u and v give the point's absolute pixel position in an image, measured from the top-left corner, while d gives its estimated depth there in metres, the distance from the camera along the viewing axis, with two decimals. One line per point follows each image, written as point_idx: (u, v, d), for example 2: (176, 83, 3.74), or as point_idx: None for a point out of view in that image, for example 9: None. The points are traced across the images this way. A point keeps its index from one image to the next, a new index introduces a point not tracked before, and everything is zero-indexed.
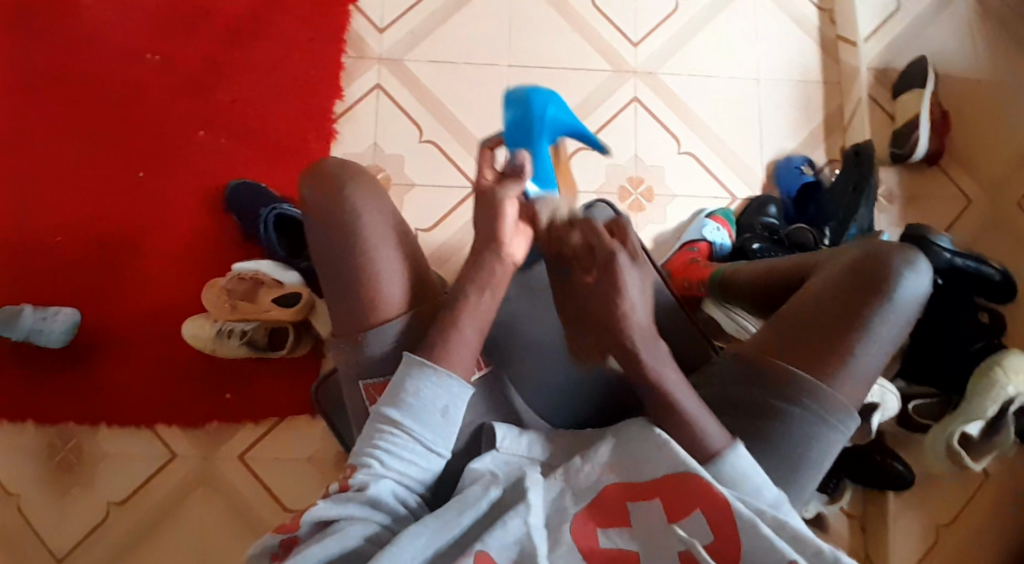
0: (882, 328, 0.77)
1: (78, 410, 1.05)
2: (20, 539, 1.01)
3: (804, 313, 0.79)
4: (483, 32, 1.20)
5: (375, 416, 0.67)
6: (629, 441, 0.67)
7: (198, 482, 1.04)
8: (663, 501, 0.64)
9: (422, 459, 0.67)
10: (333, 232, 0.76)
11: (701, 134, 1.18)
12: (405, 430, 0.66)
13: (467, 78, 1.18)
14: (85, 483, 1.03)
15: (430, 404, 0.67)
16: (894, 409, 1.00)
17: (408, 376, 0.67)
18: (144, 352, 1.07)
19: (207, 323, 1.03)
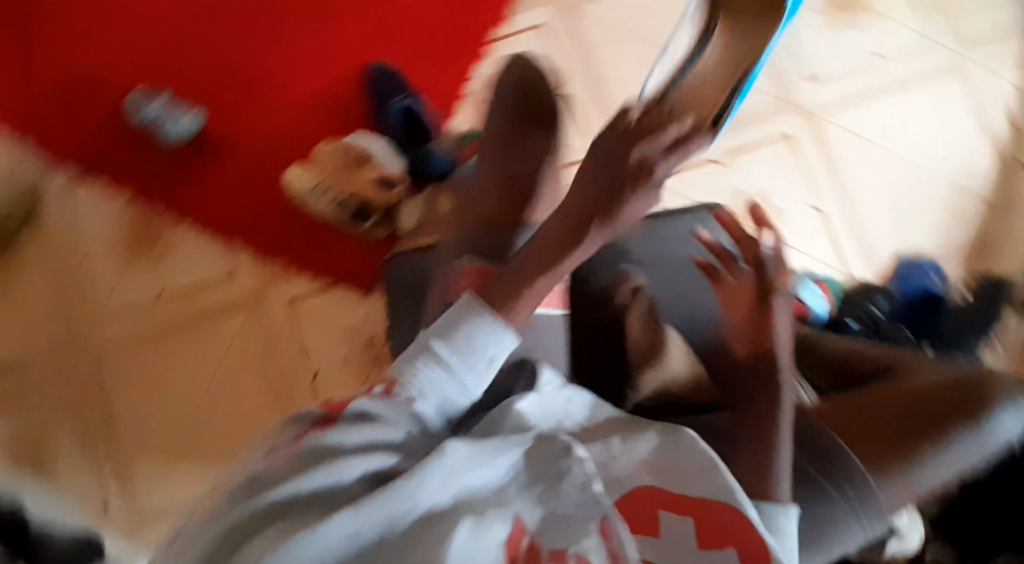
0: (955, 455, 0.73)
1: (168, 202, 1.10)
2: (74, 288, 1.07)
3: (886, 403, 0.76)
4: (660, 20, 1.21)
5: (422, 344, 0.57)
6: (689, 446, 0.57)
7: (241, 308, 1.08)
8: (697, 528, 0.53)
9: (462, 401, 0.57)
10: (505, 139, 0.83)
11: (838, 197, 1.14)
12: (449, 372, 0.56)
13: (630, 54, 1.19)
14: (147, 267, 1.09)
15: (481, 349, 0.57)
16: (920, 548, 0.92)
17: (471, 318, 0.58)
18: (244, 175, 1.11)
19: (306, 175, 1.08)
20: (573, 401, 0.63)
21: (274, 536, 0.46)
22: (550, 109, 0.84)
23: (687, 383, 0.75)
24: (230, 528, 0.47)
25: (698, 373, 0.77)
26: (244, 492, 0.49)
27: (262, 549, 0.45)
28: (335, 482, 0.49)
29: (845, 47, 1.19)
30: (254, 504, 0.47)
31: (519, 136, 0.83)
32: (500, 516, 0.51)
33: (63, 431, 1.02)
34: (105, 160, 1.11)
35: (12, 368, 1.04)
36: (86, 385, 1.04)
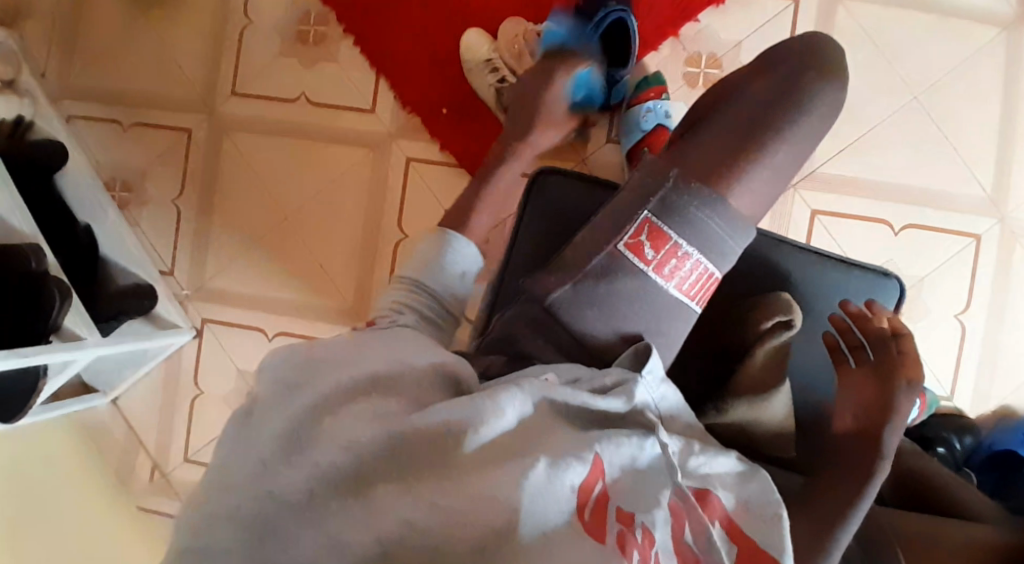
0: None
1: (344, 10, 1.04)
2: (226, 54, 1.05)
3: (965, 547, 0.69)
4: (931, 48, 1.02)
5: (397, 280, 0.76)
6: (751, 484, 0.60)
7: (367, 144, 1.04)
8: (736, 555, 0.55)
9: (438, 310, 0.75)
10: (752, 100, 0.71)
11: (991, 324, 1.04)
12: (421, 285, 0.75)
13: (872, 71, 1.02)
14: (299, 64, 1.05)
15: (450, 265, 0.77)
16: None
17: (426, 245, 0.78)
18: (426, 16, 1.03)
19: (486, 44, 1.00)
20: (665, 398, 0.64)
21: (372, 412, 0.50)
22: (823, 88, 0.71)
23: (771, 435, 0.75)
24: (316, 401, 0.50)
25: (783, 426, 0.75)
26: (321, 373, 0.52)
27: (358, 418, 0.49)
28: (403, 369, 0.55)
29: None
30: (348, 379, 0.52)
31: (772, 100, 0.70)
32: (583, 457, 0.51)
33: (157, 184, 1.03)
34: None
35: (142, 106, 1.05)
36: (201, 152, 1.04)
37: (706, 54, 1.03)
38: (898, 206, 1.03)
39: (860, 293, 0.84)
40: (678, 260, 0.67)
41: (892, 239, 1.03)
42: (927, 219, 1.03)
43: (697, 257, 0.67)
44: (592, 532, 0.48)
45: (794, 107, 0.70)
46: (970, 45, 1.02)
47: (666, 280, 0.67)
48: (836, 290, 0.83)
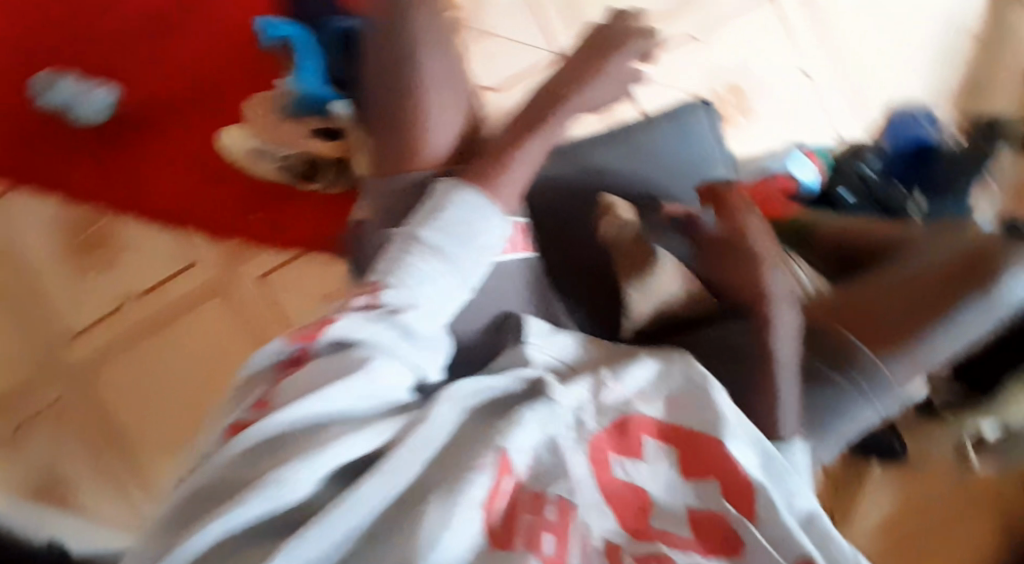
0: (961, 321, 0.76)
1: (107, 197, 1.01)
2: (37, 313, 1.00)
3: (893, 293, 0.78)
4: None
5: (407, 235, 0.61)
6: (676, 370, 0.65)
7: (213, 293, 1.03)
8: (678, 454, 0.59)
9: (452, 284, 0.60)
10: (383, 81, 0.70)
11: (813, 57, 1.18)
12: (441, 252, 0.60)
13: None
14: (101, 271, 1.02)
15: (470, 230, 0.62)
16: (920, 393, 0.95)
17: (445, 194, 0.63)
18: (181, 148, 1.04)
19: (245, 136, 1.00)
20: (564, 349, 0.67)
21: None
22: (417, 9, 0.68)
23: (687, 302, 0.77)
24: None
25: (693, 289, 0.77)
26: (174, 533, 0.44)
27: None
28: (274, 510, 0.44)
29: None
30: (184, 488, 0.46)
31: (394, 59, 0.69)
32: (479, 467, 0.50)
33: (72, 462, 0.97)
34: (24, 162, 1.01)
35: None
36: (82, 408, 0.98)
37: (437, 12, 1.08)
38: None
39: (672, 143, 0.92)
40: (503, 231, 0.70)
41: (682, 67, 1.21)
42: None
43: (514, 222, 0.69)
44: (497, 541, 0.48)
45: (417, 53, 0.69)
46: None
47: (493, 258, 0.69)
48: (654, 156, 0.91)
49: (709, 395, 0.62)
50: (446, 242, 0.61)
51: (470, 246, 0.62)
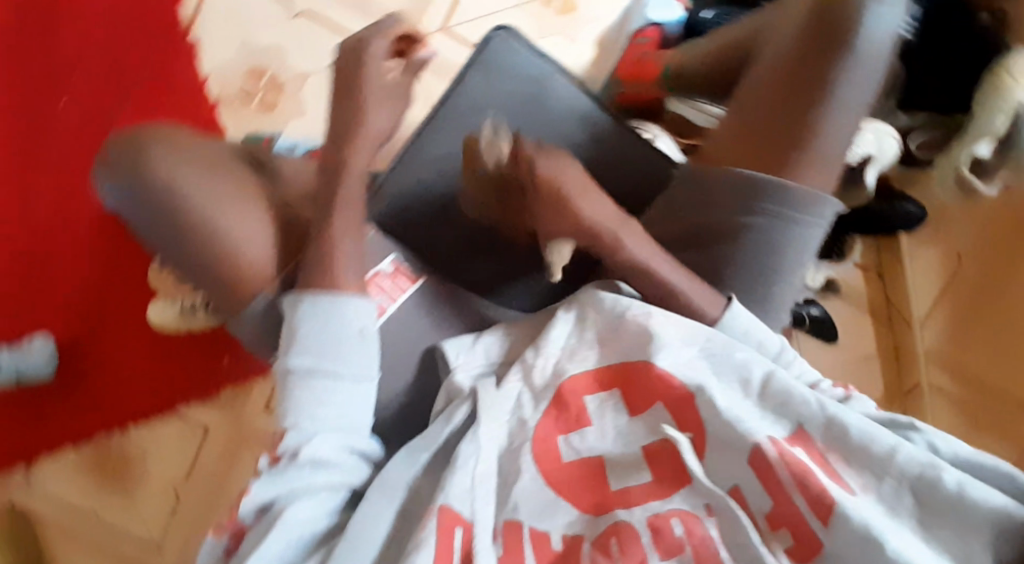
0: (851, 86, 0.64)
1: (102, 420, 1.04)
2: (115, 546, 1.02)
3: (756, 106, 0.67)
4: None
5: (282, 369, 0.58)
6: (593, 310, 0.63)
7: (239, 442, 1.06)
8: (624, 394, 0.59)
9: (349, 393, 0.59)
10: (170, 229, 0.66)
11: None
12: (321, 371, 0.58)
13: None
14: (140, 481, 1.04)
15: (338, 328, 0.59)
16: (893, 159, 0.91)
17: (295, 309, 0.60)
18: (130, 343, 1.05)
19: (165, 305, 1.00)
20: (490, 347, 0.67)
21: None
22: (152, 148, 0.67)
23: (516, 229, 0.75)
24: None
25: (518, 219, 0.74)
26: None
27: None
28: None
29: None
30: None
31: (167, 205, 0.66)
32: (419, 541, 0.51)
33: None
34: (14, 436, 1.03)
35: None
36: None
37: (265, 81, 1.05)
38: None
39: (485, 85, 0.78)
40: (390, 277, 0.70)
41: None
42: None
43: (373, 271, 0.69)
44: None
45: (173, 184, 0.66)
46: None
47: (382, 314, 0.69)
48: (480, 109, 0.77)
49: (632, 323, 0.61)
50: (318, 360, 0.58)
51: (340, 347, 0.59)
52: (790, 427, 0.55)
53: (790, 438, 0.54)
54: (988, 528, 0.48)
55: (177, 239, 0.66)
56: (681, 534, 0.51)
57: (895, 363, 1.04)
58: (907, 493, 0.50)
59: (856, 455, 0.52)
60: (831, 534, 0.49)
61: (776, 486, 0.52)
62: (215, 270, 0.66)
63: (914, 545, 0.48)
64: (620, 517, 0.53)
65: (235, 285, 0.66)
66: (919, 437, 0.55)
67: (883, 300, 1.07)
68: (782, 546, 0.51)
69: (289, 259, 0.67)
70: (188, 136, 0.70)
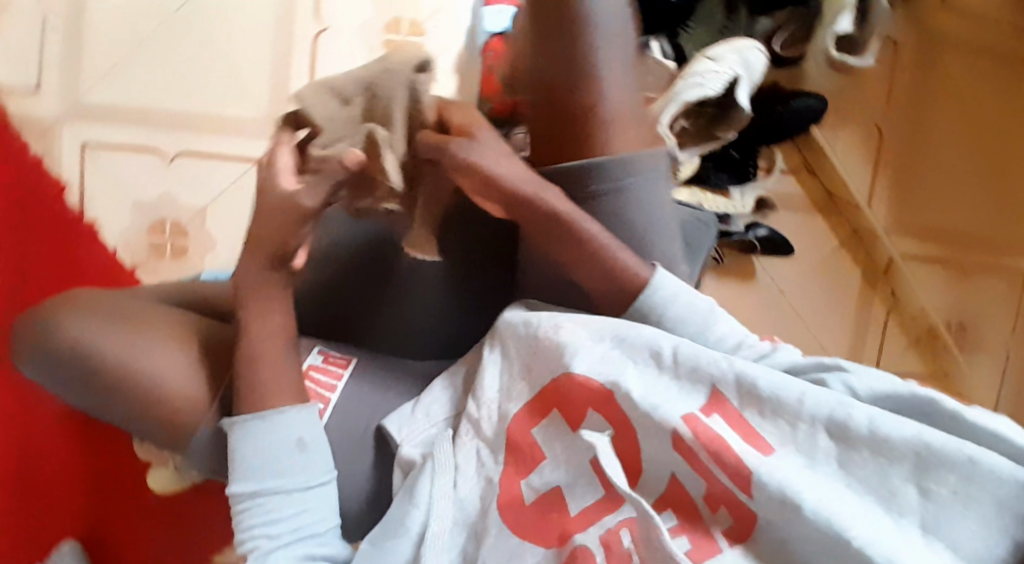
0: (604, 53, 0.65)
1: None
2: None
3: (541, 103, 0.67)
4: (129, 20, 1.00)
5: (234, 495, 0.62)
6: (510, 341, 0.69)
7: None
8: (565, 412, 0.64)
9: (301, 504, 0.62)
10: (98, 389, 0.67)
11: None
12: (268, 492, 0.61)
13: (164, 80, 1.02)
14: None
15: (278, 449, 0.62)
16: (761, 72, 0.92)
17: (232, 436, 0.62)
18: (137, 528, 0.99)
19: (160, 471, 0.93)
20: (431, 407, 0.70)
21: None
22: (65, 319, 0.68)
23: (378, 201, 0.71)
24: None
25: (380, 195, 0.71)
26: None
27: None
28: None
29: None
30: None
31: (86, 369, 0.67)
32: None
33: None
34: None
35: None
36: None
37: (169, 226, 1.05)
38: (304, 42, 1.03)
39: None
40: (326, 365, 0.72)
41: (332, 26, 1.03)
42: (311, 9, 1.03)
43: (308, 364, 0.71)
44: None
45: (87, 349, 0.66)
46: None
47: (324, 411, 0.69)
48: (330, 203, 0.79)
49: (544, 340, 0.67)
50: (267, 482, 0.61)
51: (281, 463, 0.62)
52: (707, 390, 0.60)
53: (707, 405, 0.59)
54: (906, 460, 0.51)
55: (118, 398, 0.67)
56: (628, 545, 0.55)
57: (857, 244, 1.07)
58: (821, 434, 0.54)
59: (771, 408, 0.57)
60: (756, 503, 0.53)
61: (701, 466, 0.57)
62: (151, 414, 0.67)
63: (831, 489, 0.52)
64: (578, 543, 0.57)
65: (172, 426, 0.67)
66: (836, 379, 0.58)
67: (822, 194, 1.06)
68: (719, 524, 0.55)
69: (218, 383, 0.67)
70: (92, 298, 0.71)
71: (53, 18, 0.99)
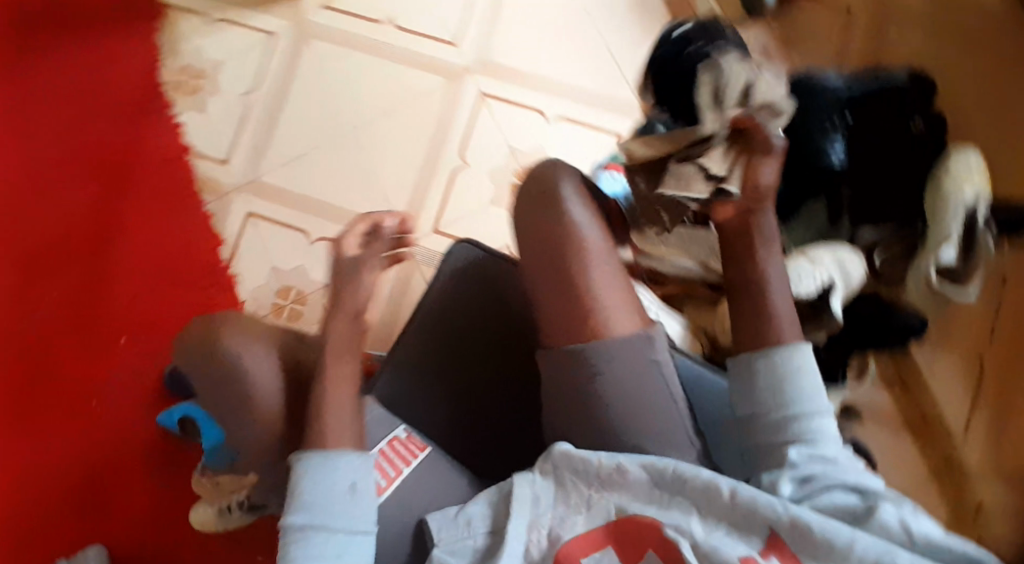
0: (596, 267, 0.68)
1: None
2: None
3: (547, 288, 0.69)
4: (305, 119, 1.18)
5: (286, 528, 0.65)
6: (568, 472, 0.64)
7: None
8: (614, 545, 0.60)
9: (344, 544, 0.63)
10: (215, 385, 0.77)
11: (567, 95, 1.18)
12: (315, 528, 0.63)
13: (317, 172, 1.16)
14: None
15: (331, 490, 0.65)
16: (859, 279, 0.95)
17: (300, 474, 0.66)
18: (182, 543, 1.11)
19: (209, 508, 1.07)
20: (473, 516, 0.64)
21: None
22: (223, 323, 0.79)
23: None
24: None
25: None
26: None
27: None
28: None
29: None
30: None
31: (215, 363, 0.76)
32: None
33: None
34: None
35: None
36: None
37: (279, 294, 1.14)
38: (441, 156, 1.15)
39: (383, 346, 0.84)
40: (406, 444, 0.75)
41: (470, 166, 1.15)
42: (456, 137, 1.16)
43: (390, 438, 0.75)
44: None
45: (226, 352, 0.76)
46: (317, 91, 1.18)
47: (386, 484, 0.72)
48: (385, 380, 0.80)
49: (606, 474, 0.63)
50: (318, 518, 0.64)
51: (332, 505, 0.64)
52: (762, 534, 0.58)
53: (765, 547, 0.57)
54: None
55: (238, 399, 0.75)
56: None
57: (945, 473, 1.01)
58: None
59: (810, 546, 0.56)
60: None
61: None
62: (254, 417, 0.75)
63: None
64: None
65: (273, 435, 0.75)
66: (891, 508, 0.57)
67: (915, 414, 1.04)
68: None
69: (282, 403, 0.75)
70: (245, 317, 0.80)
71: (252, 111, 1.18)
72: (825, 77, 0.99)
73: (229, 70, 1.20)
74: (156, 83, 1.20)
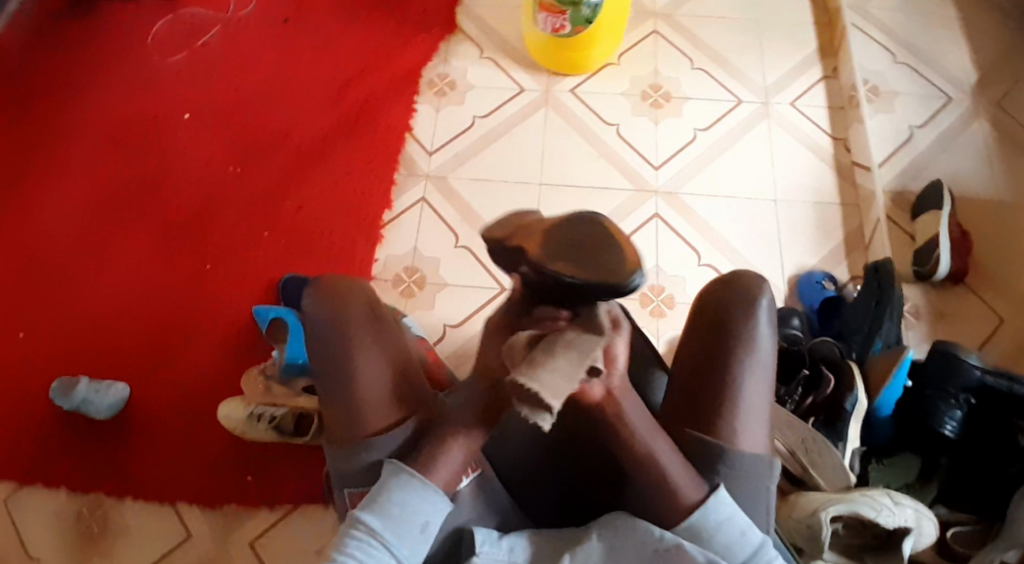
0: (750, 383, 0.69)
1: (109, 481, 1.09)
2: None
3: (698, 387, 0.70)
4: (507, 157, 1.33)
5: (351, 517, 0.60)
6: (629, 546, 0.62)
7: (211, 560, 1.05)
8: None
9: None
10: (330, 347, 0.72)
11: (732, 257, 1.25)
12: (380, 538, 0.59)
13: (494, 199, 1.30)
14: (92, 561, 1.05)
15: (411, 516, 0.60)
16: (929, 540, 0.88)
17: (392, 482, 0.62)
18: (198, 419, 1.13)
19: (242, 406, 1.07)
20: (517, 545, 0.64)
21: None
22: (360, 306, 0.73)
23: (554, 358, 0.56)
24: None
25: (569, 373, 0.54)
26: None
27: None
28: None
29: (674, 125, 1.37)
30: None
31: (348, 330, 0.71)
32: None
33: None
34: (62, 464, 1.10)
35: None
36: None
37: (404, 271, 1.23)
38: None
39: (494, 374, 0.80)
40: None
41: None
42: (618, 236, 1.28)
43: None
44: None
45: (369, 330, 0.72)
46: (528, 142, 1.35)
47: None
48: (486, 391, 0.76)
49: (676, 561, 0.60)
50: (389, 534, 0.59)
51: (407, 531, 0.60)
52: None
53: None
54: None
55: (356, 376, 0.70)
56: None
57: None
58: None
59: None
60: None
61: None
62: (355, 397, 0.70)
63: None
64: None
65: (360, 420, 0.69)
66: None
67: None
68: None
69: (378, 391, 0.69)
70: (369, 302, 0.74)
71: (474, 129, 1.36)
72: (970, 356, 0.99)
73: (475, 94, 1.39)
74: (417, 75, 1.40)
